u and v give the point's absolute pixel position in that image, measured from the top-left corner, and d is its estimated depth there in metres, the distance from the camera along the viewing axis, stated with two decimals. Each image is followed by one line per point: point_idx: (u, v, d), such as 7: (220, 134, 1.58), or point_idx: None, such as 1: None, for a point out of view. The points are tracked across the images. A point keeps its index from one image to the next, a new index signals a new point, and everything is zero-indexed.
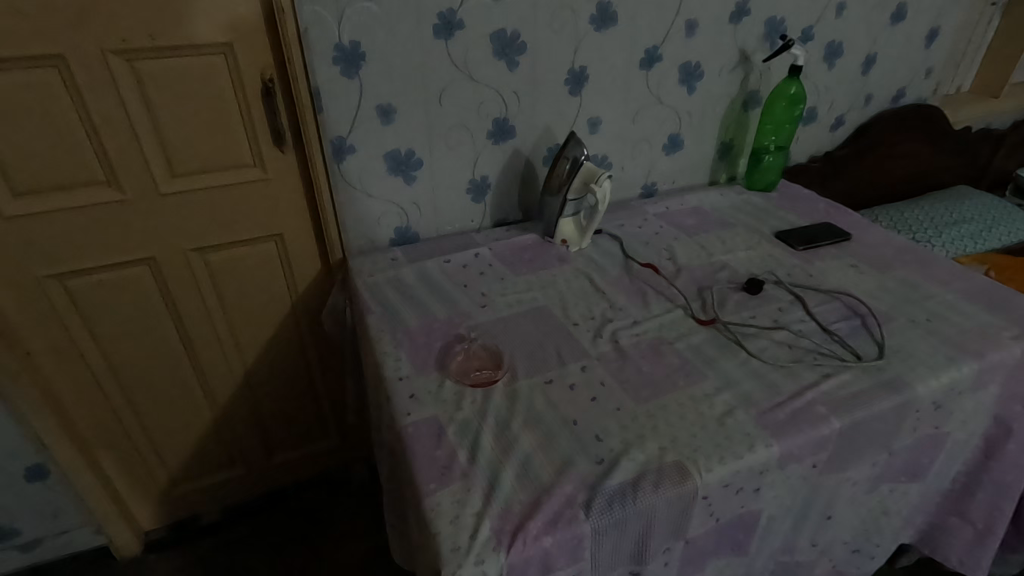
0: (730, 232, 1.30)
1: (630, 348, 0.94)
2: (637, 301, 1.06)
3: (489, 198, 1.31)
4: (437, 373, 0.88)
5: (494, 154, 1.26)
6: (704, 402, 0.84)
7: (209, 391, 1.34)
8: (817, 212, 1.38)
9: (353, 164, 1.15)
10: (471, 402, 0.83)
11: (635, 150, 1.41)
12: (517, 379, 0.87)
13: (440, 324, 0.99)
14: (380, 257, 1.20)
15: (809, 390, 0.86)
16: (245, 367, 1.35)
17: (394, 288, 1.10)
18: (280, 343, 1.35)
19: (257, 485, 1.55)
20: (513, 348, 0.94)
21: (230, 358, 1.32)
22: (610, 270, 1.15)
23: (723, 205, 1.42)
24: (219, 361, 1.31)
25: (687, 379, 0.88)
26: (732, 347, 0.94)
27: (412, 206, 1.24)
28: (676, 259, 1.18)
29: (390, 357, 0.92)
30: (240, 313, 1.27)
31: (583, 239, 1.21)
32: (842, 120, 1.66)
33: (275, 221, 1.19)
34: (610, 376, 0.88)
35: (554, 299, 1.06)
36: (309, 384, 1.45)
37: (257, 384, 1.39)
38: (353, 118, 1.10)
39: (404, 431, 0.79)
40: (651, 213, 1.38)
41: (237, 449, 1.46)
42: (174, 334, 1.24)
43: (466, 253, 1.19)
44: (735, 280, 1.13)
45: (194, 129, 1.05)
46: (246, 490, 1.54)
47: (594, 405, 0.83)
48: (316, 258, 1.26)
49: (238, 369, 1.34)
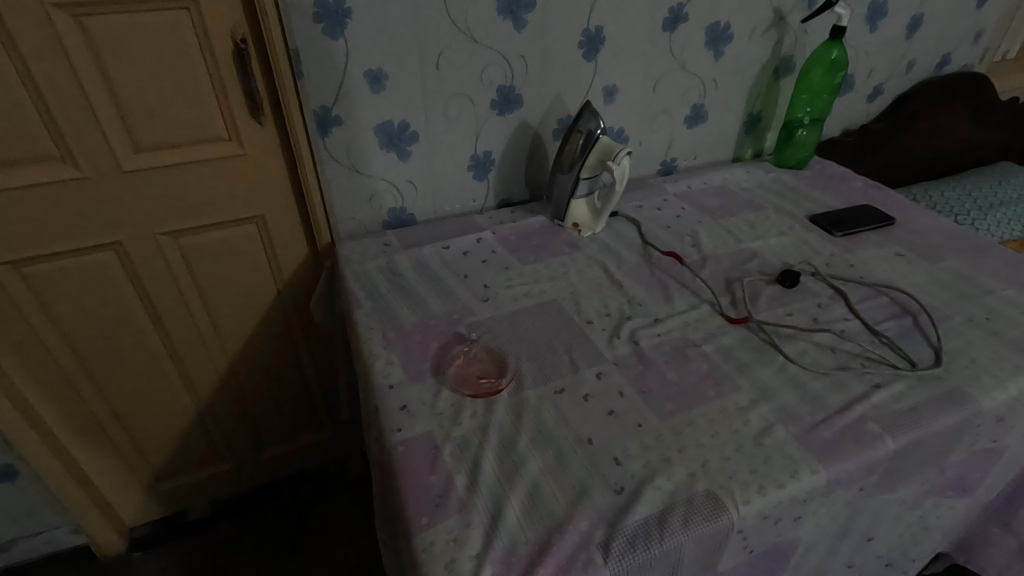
0: (759, 215, 1.17)
1: (652, 350, 0.83)
2: (658, 295, 0.94)
3: (492, 175, 1.19)
4: (432, 381, 0.78)
5: (498, 127, 1.13)
6: (737, 418, 0.73)
7: (191, 384, 1.25)
8: (855, 192, 1.25)
9: (340, 137, 1.02)
10: (471, 416, 0.73)
11: (654, 123, 1.27)
12: (524, 388, 0.77)
13: (437, 320, 0.88)
14: (371, 243, 1.08)
15: (858, 404, 0.75)
16: (229, 358, 1.25)
17: (385, 279, 0.98)
18: (266, 333, 1.25)
19: (248, 479, 1.47)
20: (519, 351, 0.83)
21: (212, 349, 1.22)
22: (628, 259, 1.03)
23: (750, 184, 1.29)
24: (199, 352, 1.21)
25: (717, 389, 0.77)
26: (767, 351, 0.83)
27: (407, 184, 1.12)
28: (701, 246, 1.06)
29: (379, 360, 0.81)
30: (220, 301, 1.16)
31: (597, 222, 1.09)
32: (880, 90, 1.51)
33: (255, 202, 1.07)
34: (629, 385, 0.77)
35: (565, 292, 0.95)
36: (299, 376, 1.35)
37: (243, 376, 1.29)
38: (339, 84, 0.97)
39: (393, 451, 0.68)
40: (672, 192, 1.25)
41: (224, 443, 1.38)
42: (149, 324, 1.13)
43: (467, 239, 1.08)
44: (767, 270, 1.01)
45: (158, 97, 0.92)
46: (235, 484, 1.46)
47: (612, 421, 0.72)
48: (302, 243, 1.15)
49: (222, 360, 1.25)
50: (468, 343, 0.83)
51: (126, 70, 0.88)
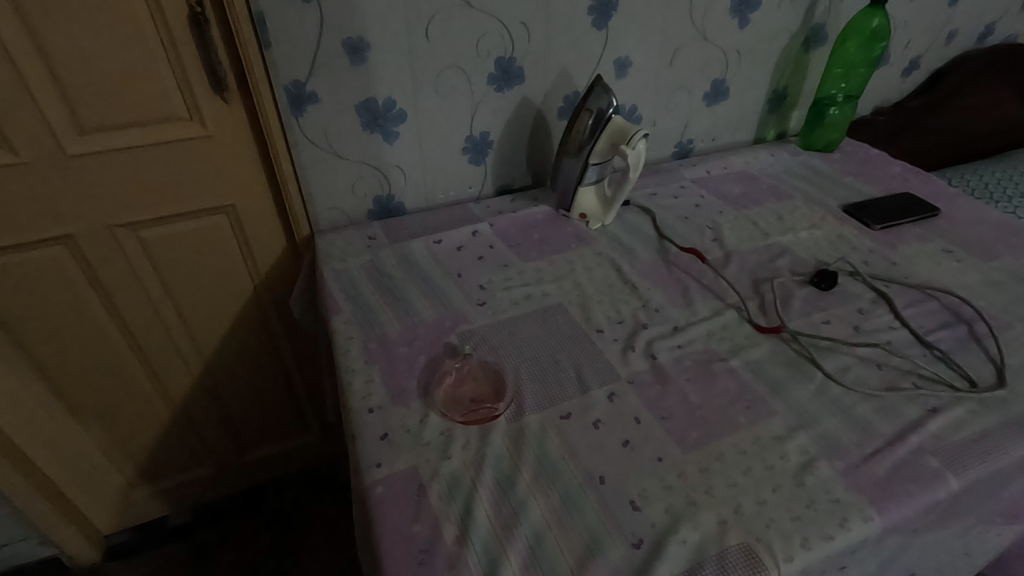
0: (787, 204, 1.05)
1: (671, 366, 0.73)
2: (677, 298, 0.83)
3: (490, 159, 1.07)
4: (418, 404, 0.67)
5: (496, 105, 1.00)
6: (773, 450, 0.63)
7: (162, 387, 1.15)
8: (891, 179, 1.13)
9: (316, 117, 0.90)
10: (463, 448, 0.62)
11: (670, 100, 1.15)
12: (524, 412, 0.66)
13: (426, 329, 0.78)
14: (355, 236, 0.97)
15: (913, 433, 0.64)
16: (203, 359, 1.15)
17: (368, 278, 0.87)
18: (244, 332, 1.15)
19: (229, 483, 1.38)
20: (519, 365, 0.72)
21: (183, 349, 1.11)
22: (642, 255, 0.92)
23: (775, 169, 1.17)
24: (170, 353, 1.11)
25: (748, 414, 0.67)
26: (804, 367, 0.73)
27: (395, 170, 1.00)
28: (724, 241, 0.95)
29: (358, 376, 0.71)
30: (190, 298, 1.05)
31: (607, 213, 0.98)
32: (916, 64, 1.38)
33: (224, 189, 0.95)
34: (646, 409, 0.67)
35: (571, 295, 0.84)
36: (283, 377, 1.25)
37: (220, 378, 1.19)
38: (313, 55, 0.84)
39: (370, 492, 0.58)
40: (689, 178, 1.13)
41: (202, 447, 1.28)
42: (112, 324, 1.03)
43: (461, 232, 0.96)
44: (799, 269, 0.89)
45: (103, 68, 0.80)
46: (216, 489, 1.37)
47: (626, 454, 0.62)
48: (279, 235, 1.04)
49: (195, 361, 1.14)
50: (461, 357, 0.73)
51: (63, 35, 0.76)
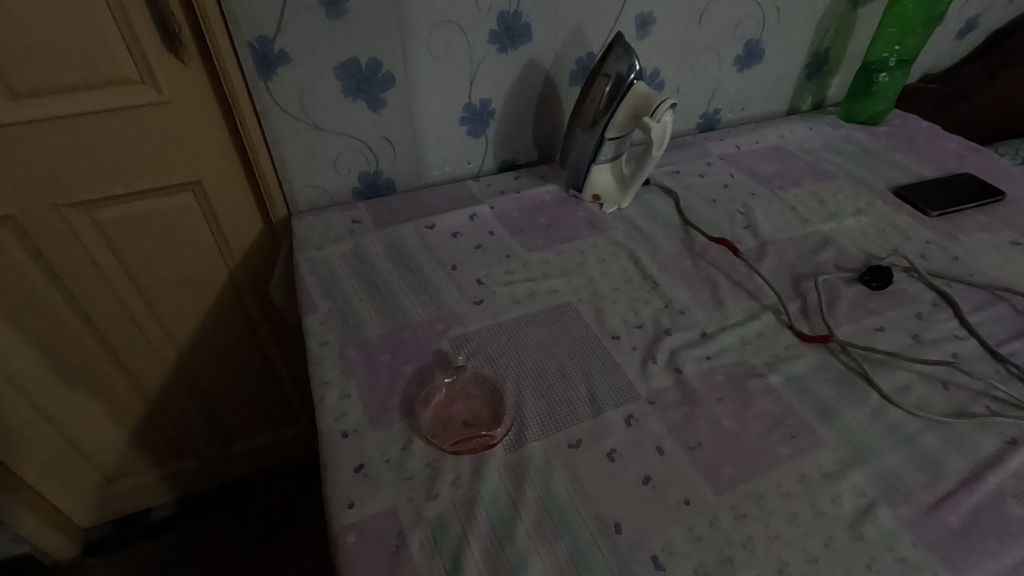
0: (829, 185, 0.93)
1: (699, 382, 0.62)
2: (705, 298, 0.72)
3: (492, 130, 0.94)
4: (401, 427, 0.57)
5: (499, 68, 0.87)
6: (823, 492, 0.52)
7: (134, 378, 1.06)
8: (947, 157, 0.99)
9: (288, 79, 0.77)
10: (453, 485, 0.52)
11: (698, 64, 1.01)
12: (526, 438, 0.56)
13: (413, 332, 0.67)
14: (336, 219, 0.86)
15: (992, 472, 0.54)
16: (177, 350, 1.05)
17: (349, 269, 0.76)
18: (221, 321, 1.04)
19: (212, 475, 1.30)
20: (521, 379, 0.62)
21: (154, 339, 1.01)
22: (664, 245, 0.80)
23: (814, 144, 1.03)
24: (139, 343, 1.01)
25: (791, 445, 0.56)
26: (856, 385, 0.62)
27: (382, 142, 0.88)
28: (757, 229, 0.83)
29: (332, 390, 0.60)
30: (158, 284, 0.95)
31: (624, 195, 0.86)
32: (973, 24, 1.22)
33: (187, 163, 0.84)
34: (671, 436, 0.57)
35: (583, 292, 0.73)
36: (266, 368, 1.16)
37: (197, 369, 1.10)
38: (281, 5, 0.71)
39: (339, 540, 0.48)
40: (716, 154, 1.00)
41: (183, 439, 1.20)
42: (71, 313, 0.93)
43: (458, 215, 0.84)
44: (846, 264, 0.78)
45: (33, 18, 0.67)
46: (199, 480, 1.30)
47: (646, 495, 0.52)
48: (254, 215, 0.92)
49: (169, 352, 1.05)
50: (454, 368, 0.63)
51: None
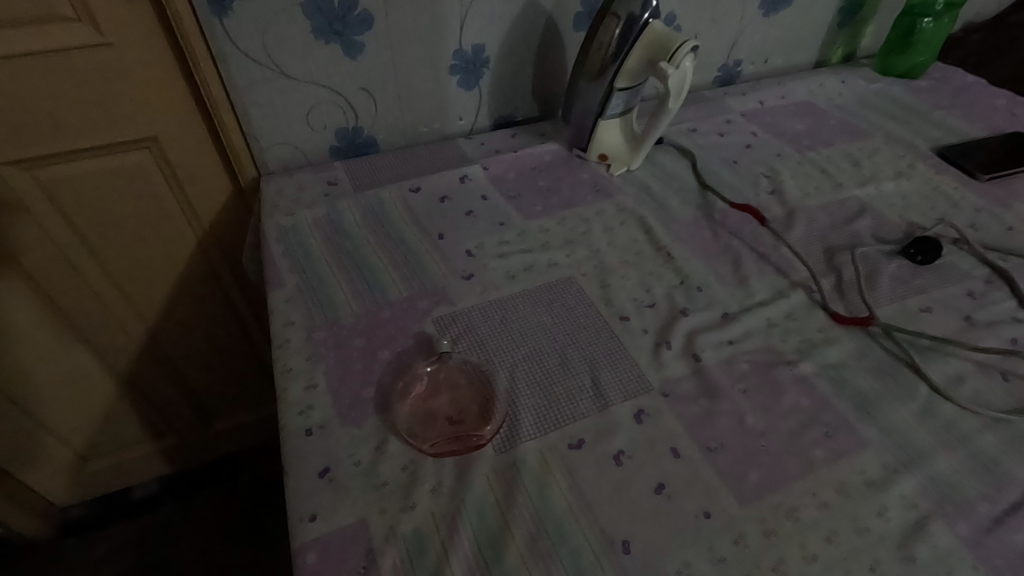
0: (865, 145, 0.83)
1: (720, 372, 0.54)
2: (726, 273, 0.63)
3: (486, 81, 0.83)
4: (374, 423, 0.49)
5: (494, 7, 0.76)
6: (867, 503, 0.45)
7: (99, 351, 0.98)
8: (996, 114, 0.89)
9: (248, 16, 0.66)
10: (433, 494, 0.45)
11: (719, 7, 0.89)
12: (518, 437, 0.48)
13: (393, 312, 0.58)
14: (310, 181, 0.76)
15: None
16: (144, 322, 0.96)
17: (322, 238, 0.67)
18: (191, 290, 0.96)
19: (193, 454, 1.24)
20: (515, 368, 0.53)
21: (117, 310, 0.93)
22: (679, 212, 0.71)
23: (847, 99, 0.92)
24: (100, 314, 0.92)
25: (828, 446, 0.48)
26: (902, 376, 0.53)
27: (361, 94, 0.77)
28: (785, 194, 0.73)
29: (297, 379, 0.52)
30: (116, 250, 0.86)
31: (635, 155, 0.76)
32: None
33: (138, 112, 0.73)
34: (688, 436, 0.49)
35: (587, 266, 0.64)
36: (245, 343, 1.08)
37: (168, 342, 1.01)
38: None
39: (296, 560, 0.41)
40: (738, 111, 0.89)
41: (161, 417, 1.13)
42: (22, 282, 0.84)
43: (446, 177, 0.75)
44: (885, 234, 0.68)
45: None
46: (181, 458, 1.23)
47: (658, 507, 0.44)
48: (220, 175, 0.83)
49: (135, 324, 0.96)
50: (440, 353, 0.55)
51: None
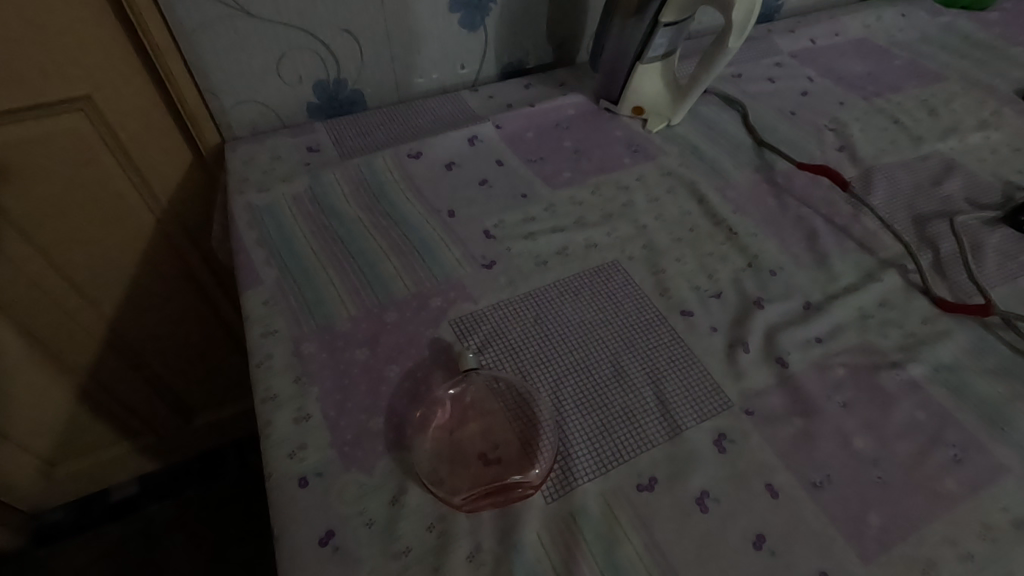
0: (939, 89, 0.71)
1: (812, 380, 0.43)
2: (801, 251, 0.52)
3: (493, 19, 0.69)
4: (388, 467, 0.38)
5: None
6: (1021, 551, 0.35)
7: (54, 353, 0.83)
8: None
9: None
10: (472, 563, 0.34)
11: None
12: (573, 478, 0.38)
13: (400, 313, 0.47)
14: (286, 147, 0.62)
15: None
16: (104, 317, 0.82)
17: (305, 219, 0.54)
18: (153, 277, 0.81)
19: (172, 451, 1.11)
20: (559, 384, 0.42)
21: (68, 306, 0.78)
22: (735, 176, 0.59)
23: (909, 36, 0.80)
24: (48, 312, 0.77)
25: (959, 474, 0.39)
26: None
27: (342, 38, 0.63)
28: (857, 151, 0.62)
29: (285, 409, 0.41)
30: (57, 236, 0.70)
31: (678, 107, 0.63)
32: None
33: (64, 59, 0.58)
34: (785, 467, 0.39)
35: (633, 246, 0.52)
36: (223, 331, 0.95)
37: (135, 338, 0.87)
38: None
39: None
40: (786, 51, 0.76)
41: (135, 419, 1.00)
42: None
43: (452, 138, 0.62)
44: (980, 197, 0.58)
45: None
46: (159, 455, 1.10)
47: (762, 568, 0.35)
48: (176, 137, 0.68)
49: (93, 321, 0.81)
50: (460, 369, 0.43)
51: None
